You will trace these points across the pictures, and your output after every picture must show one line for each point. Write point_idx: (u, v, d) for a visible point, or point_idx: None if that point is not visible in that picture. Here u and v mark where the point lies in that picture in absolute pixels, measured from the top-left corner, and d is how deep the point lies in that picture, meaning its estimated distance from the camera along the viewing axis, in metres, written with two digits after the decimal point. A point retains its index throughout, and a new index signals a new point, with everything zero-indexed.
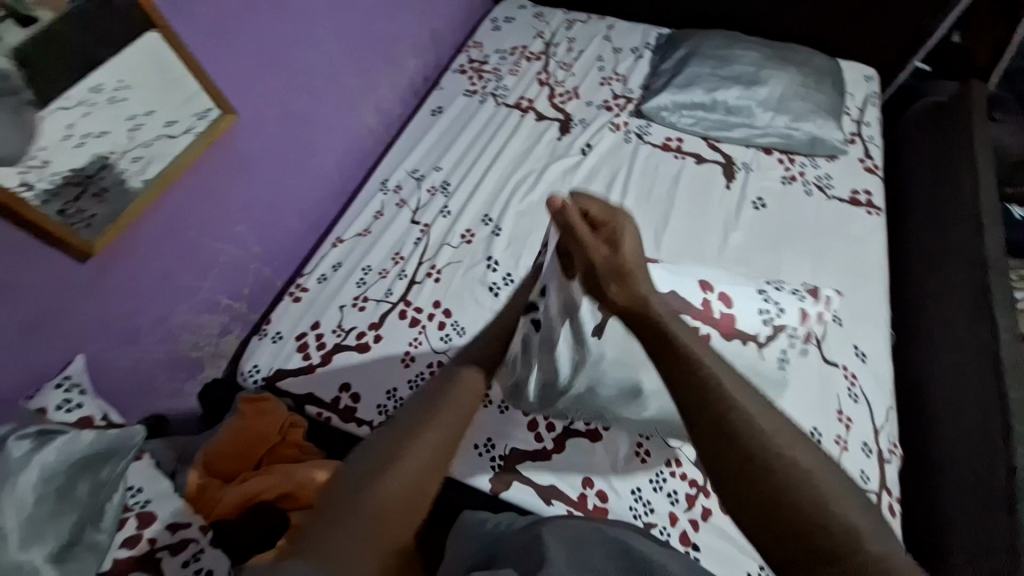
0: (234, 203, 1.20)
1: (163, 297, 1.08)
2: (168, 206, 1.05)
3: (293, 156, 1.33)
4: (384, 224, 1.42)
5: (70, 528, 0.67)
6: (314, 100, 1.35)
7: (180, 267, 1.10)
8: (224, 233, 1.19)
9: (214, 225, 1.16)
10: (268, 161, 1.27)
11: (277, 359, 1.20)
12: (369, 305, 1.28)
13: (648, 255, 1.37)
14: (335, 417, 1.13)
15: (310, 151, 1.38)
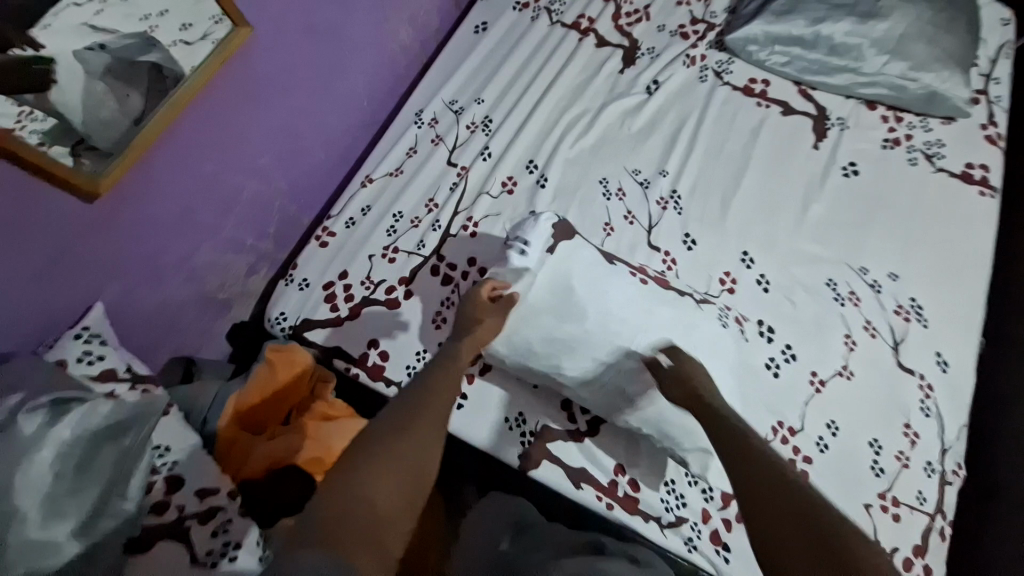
0: (256, 134, 1.08)
1: (184, 236, 1.01)
2: (183, 135, 0.94)
3: (318, 78, 1.17)
4: (418, 164, 1.28)
5: (94, 500, 0.64)
6: (341, 8, 1.16)
7: (200, 204, 1.01)
8: (247, 167, 1.09)
9: (235, 158, 1.05)
10: (291, 83, 1.11)
11: (305, 309, 1.14)
12: (399, 257, 1.18)
13: (712, 224, 1.21)
14: (363, 374, 1.09)
15: (337, 72, 1.22)
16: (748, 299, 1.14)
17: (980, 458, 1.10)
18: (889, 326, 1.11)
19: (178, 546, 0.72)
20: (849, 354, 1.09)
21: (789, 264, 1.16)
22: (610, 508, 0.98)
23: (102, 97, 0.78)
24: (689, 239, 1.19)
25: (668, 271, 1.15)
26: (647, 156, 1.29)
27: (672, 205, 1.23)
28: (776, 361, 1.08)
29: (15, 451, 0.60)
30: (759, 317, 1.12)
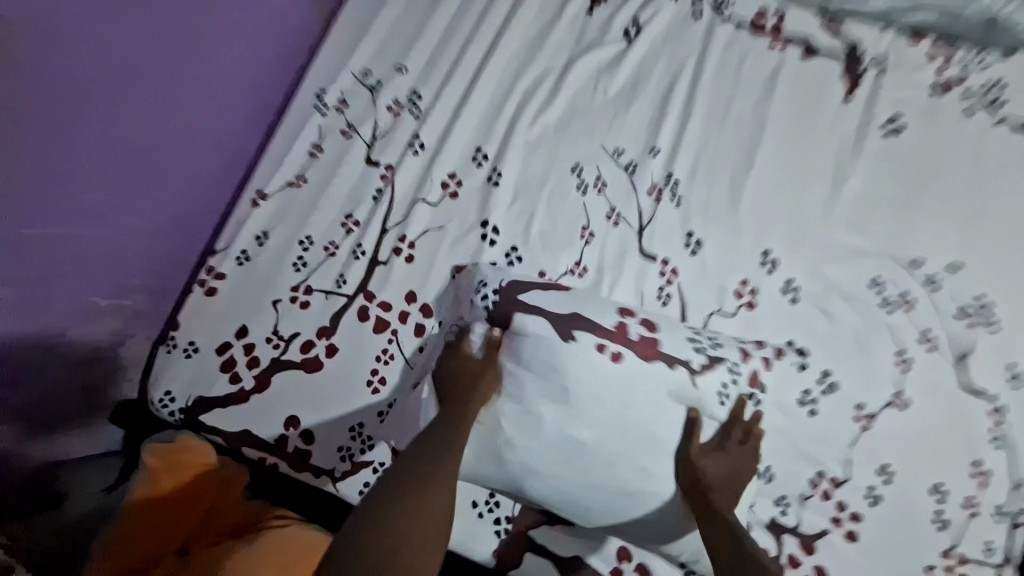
0: (86, 153, 0.74)
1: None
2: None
3: (174, 57, 0.82)
4: (327, 168, 0.96)
5: None
6: None
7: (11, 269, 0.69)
8: (79, 203, 0.75)
9: (54, 191, 0.71)
10: (131, 70, 0.76)
11: (195, 385, 0.87)
12: (315, 299, 0.90)
13: (722, 215, 0.92)
14: (284, 463, 0.85)
15: (201, 47, 0.86)
16: (772, 318, 0.88)
17: None
18: (950, 335, 0.88)
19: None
20: (902, 377, 0.86)
21: (823, 264, 0.90)
22: None
23: None
24: (692, 239, 0.91)
25: (667, 288, 0.88)
26: (632, 127, 0.97)
27: (666, 195, 0.93)
28: (811, 395, 0.84)
29: None
30: (786, 338, 0.87)
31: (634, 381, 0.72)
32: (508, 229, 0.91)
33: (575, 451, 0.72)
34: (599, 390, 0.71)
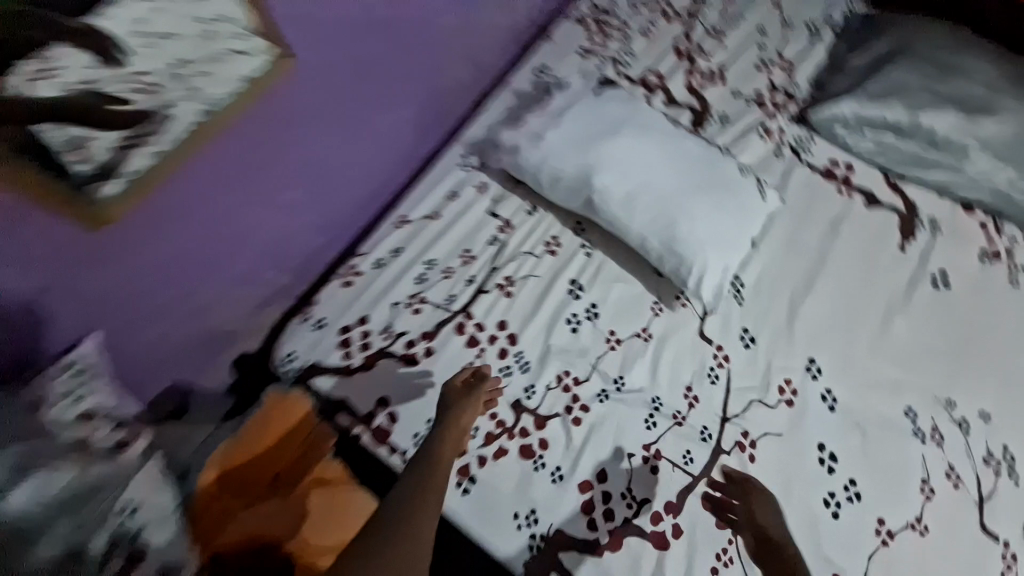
0: (286, 164, 0.98)
1: (175, 264, 0.87)
2: (195, 169, 0.83)
3: (379, 89, 1.10)
4: (459, 210, 1.20)
5: None
6: (406, 57, 1.13)
7: (202, 235, 0.89)
8: (258, 201, 0.96)
9: (246, 190, 0.93)
10: (359, 118, 1.09)
11: (314, 353, 1.05)
12: (425, 308, 1.09)
13: (777, 325, 1.07)
14: (367, 435, 0.97)
15: (405, 93, 1.17)
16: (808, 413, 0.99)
17: None
18: (975, 478, 0.97)
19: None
20: (925, 505, 0.94)
21: (868, 390, 1.01)
22: None
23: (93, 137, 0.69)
24: (747, 336, 1.07)
25: (719, 369, 1.04)
26: None
27: (733, 294, 1.09)
28: (836, 499, 0.93)
29: None
30: (819, 442, 0.97)
31: (669, 143, 1.15)
32: (588, 287, 1.11)
33: (629, 184, 1.10)
34: (646, 154, 1.13)
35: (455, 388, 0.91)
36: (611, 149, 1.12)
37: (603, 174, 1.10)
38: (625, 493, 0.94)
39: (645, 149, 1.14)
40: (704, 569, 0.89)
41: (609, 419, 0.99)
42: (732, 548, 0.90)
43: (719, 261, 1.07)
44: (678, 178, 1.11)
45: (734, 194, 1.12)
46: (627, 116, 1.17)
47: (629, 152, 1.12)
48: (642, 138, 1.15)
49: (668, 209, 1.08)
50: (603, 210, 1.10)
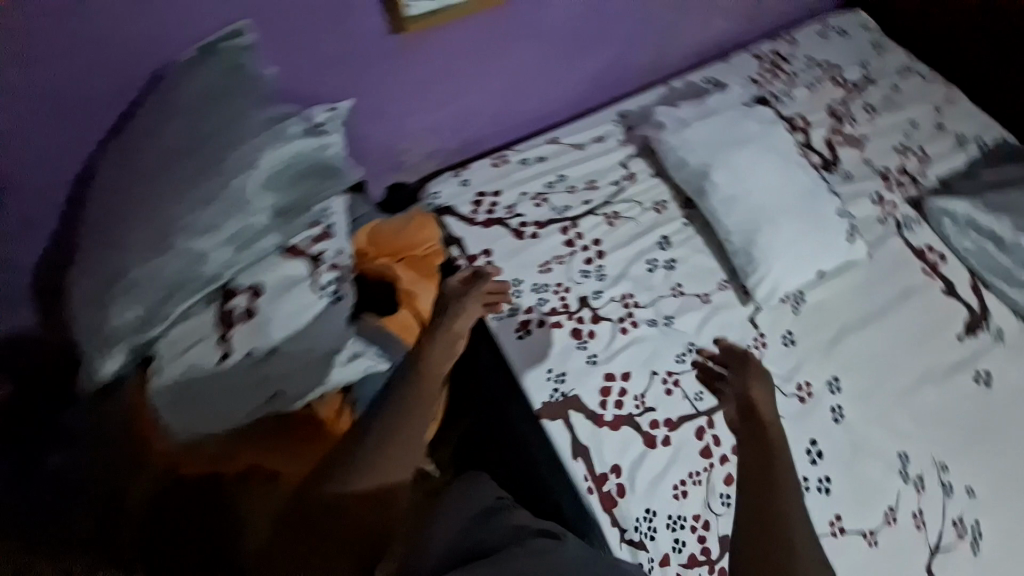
0: (504, 63, 1.30)
1: (410, 90, 1.20)
2: (455, 29, 1.18)
3: (588, 39, 1.40)
4: (600, 150, 1.43)
5: (295, 197, 0.86)
6: (615, 25, 1.42)
7: (435, 78, 1.22)
8: (474, 75, 1.28)
9: (471, 62, 1.25)
10: (565, 53, 1.38)
11: (453, 199, 1.34)
12: (544, 206, 1.34)
13: (818, 341, 1.22)
14: (467, 269, 1.25)
15: (604, 52, 1.44)
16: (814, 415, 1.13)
17: None
18: (939, 531, 1.09)
19: (244, 325, 0.83)
20: (884, 525, 1.07)
21: (875, 422, 1.15)
22: (589, 491, 1.04)
23: None
24: (789, 337, 1.22)
25: (754, 350, 1.20)
26: None
27: (791, 303, 1.25)
28: (807, 484, 1.06)
29: (273, 138, 0.83)
30: (811, 438, 1.11)
31: (796, 170, 1.29)
32: (675, 244, 1.30)
33: (744, 184, 1.25)
34: (771, 168, 1.27)
35: (453, 285, 1.05)
36: (744, 151, 1.28)
37: (726, 167, 1.27)
38: (638, 396, 1.13)
39: (773, 167, 1.27)
40: (676, 475, 1.08)
41: (650, 341, 1.18)
42: (704, 472, 1.08)
43: (784, 280, 1.22)
44: (788, 199, 1.25)
45: (826, 237, 1.25)
46: (775, 134, 1.32)
47: (759, 161, 1.27)
48: (775, 155, 1.29)
49: (762, 217, 1.23)
50: (709, 196, 1.26)
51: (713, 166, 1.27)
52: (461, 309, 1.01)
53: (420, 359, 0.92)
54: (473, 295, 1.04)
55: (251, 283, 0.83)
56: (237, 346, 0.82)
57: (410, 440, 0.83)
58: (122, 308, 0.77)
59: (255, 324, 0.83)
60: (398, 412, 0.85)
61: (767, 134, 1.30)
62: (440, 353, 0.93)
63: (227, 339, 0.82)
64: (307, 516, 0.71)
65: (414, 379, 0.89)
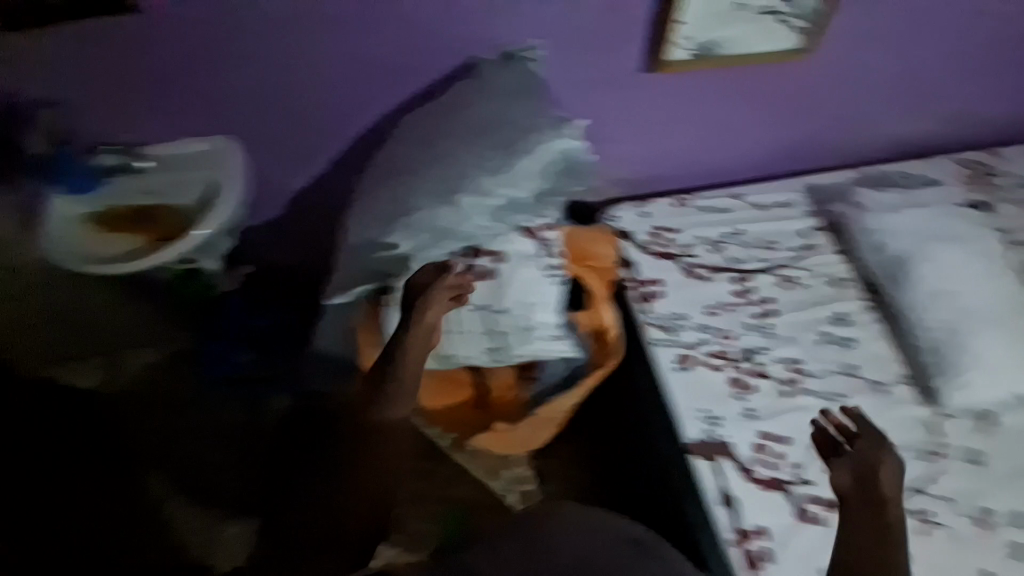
0: (724, 115, 1.35)
1: (639, 121, 1.28)
2: (694, 78, 1.25)
3: (804, 113, 1.42)
4: (784, 216, 1.43)
5: (549, 188, 0.93)
6: (835, 103, 1.41)
7: (658, 116, 1.29)
8: (691, 122, 1.34)
9: (693, 110, 1.31)
10: (777, 121, 1.42)
11: (627, 225, 1.37)
12: (719, 254, 1.34)
13: (999, 467, 1.12)
14: (633, 292, 1.27)
15: (812, 128, 1.46)
16: (986, 545, 1.04)
17: None
18: None
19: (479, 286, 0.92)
20: None
21: None
22: (732, 543, 1.01)
23: (711, 30, 1.14)
24: (969, 454, 1.13)
25: (931, 456, 1.12)
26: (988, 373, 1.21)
27: (973, 418, 1.16)
28: None
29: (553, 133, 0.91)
30: (981, 566, 1.03)
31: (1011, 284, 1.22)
32: (850, 324, 1.27)
33: (956, 286, 1.20)
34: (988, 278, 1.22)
35: (414, 285, 0.86)
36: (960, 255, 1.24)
37: (938, 265, 1.23)
38: (794, 464, 1.09)
39: (989, 277, 1.22)
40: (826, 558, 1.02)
41: (818, 414, 1.14)
42: None
43: (979, 393, 1.14)
44: (1002, 314, 1.18)
45: None
46: (990, 245, 1.26)
47: (970, 267, 1.22)
48: (991, 266, 1.23)
49: (965, 323, 1.17)
50: (908, 287, 1.23)
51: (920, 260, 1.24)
52: (427, 299, 0.85)
53: (400, 334, 0.86)
54: (436, 286, 0.85)
55: (498, 250, 0.92)
56: (471, 302, 0.92)
57: (398, 405, 0.87)
58: (397, 243, 0.91)
59: (490, 288, 0.92)
60: (385, 375, 0.87)
61: (973, 237, 1.26)
62: (417, 333, 0.85)
63: (464, 294, 0.92)
64: (348, 459, 0.88)
65: (395, 349, 0.86)
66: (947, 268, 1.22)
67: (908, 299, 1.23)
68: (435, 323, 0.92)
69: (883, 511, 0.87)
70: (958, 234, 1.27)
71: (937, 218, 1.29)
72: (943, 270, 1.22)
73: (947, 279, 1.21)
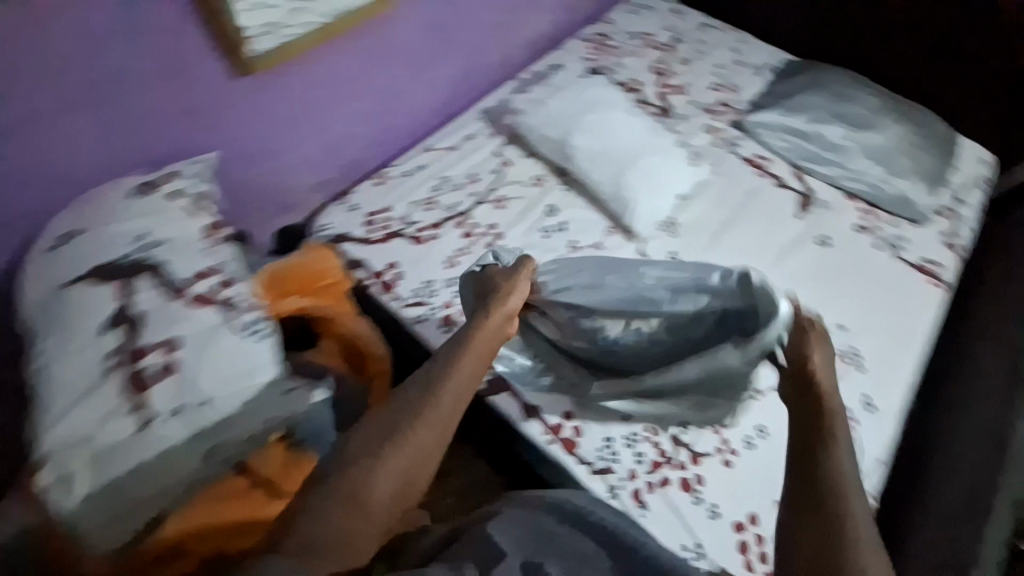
0: (360, 82, 1.34)
1: (284, 129, 1.25)
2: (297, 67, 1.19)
3: (440, 54, 1.48)
4: (472, 147, 1.54)
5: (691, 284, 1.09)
6: (452, 23, 1.45)
7: (296, 114, 1.26)
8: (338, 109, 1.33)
9: (331, 99, 1.30)
10: (415, 69, 1.44)
11: (344, 226, 1.37)
12: (434, 209, 1.41)
13: (699, 251, 1.40)
14: (376, 287, 1.29)
15: (456, 65, 1.54)
16: (767, 406, 1.19)
17: (891, 495, 1.23)
18: None
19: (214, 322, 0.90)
20: None
21: None
22: (551, 443, 1.10)
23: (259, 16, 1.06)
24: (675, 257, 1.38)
25: None
26: (683, 180, 1.44)
27: (669, 230, 1.42)
28: None
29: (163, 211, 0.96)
30: None
31: (638, 117, 1.49)
32: (562, 209, 1.43)
33: (599, 134, 1.43)
34: (627, 114, 1.48)
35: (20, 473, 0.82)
36: (598, 116, 1.46)
37: (586, 129, 1.44)
38: None
39: (617, 118, 1.47)
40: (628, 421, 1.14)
41: None
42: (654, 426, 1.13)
43: (655, 208, 1.39)
44: (641, 146, 1.44)
45: (683, 166, 1.45)
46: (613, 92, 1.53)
47: (610, 124, 1.45)
48: (630, 115, 1.49)
49: (624, 164, 1.41)
50: (573, 161, 1.43)
51: (569, 134, 1.44)
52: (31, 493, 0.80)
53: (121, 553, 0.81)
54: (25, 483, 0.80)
55: (164, 338, 0.84)
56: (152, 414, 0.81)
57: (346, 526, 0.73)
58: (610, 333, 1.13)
59: (173, 385, 0.84)
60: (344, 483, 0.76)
61: (598, 92, 1.51)
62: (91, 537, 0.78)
63: (141, 409, 0.81)
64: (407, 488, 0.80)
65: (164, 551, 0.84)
66: (590, 123, 1.45)
67: (581, 164, 1.43)
68: (114, 462, 0.79)
69: (840, 501, 0.77)
70: (592, 104, 1.48)
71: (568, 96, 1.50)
72: (588, 134, 1.43)
73: (602, 136, 1.43)
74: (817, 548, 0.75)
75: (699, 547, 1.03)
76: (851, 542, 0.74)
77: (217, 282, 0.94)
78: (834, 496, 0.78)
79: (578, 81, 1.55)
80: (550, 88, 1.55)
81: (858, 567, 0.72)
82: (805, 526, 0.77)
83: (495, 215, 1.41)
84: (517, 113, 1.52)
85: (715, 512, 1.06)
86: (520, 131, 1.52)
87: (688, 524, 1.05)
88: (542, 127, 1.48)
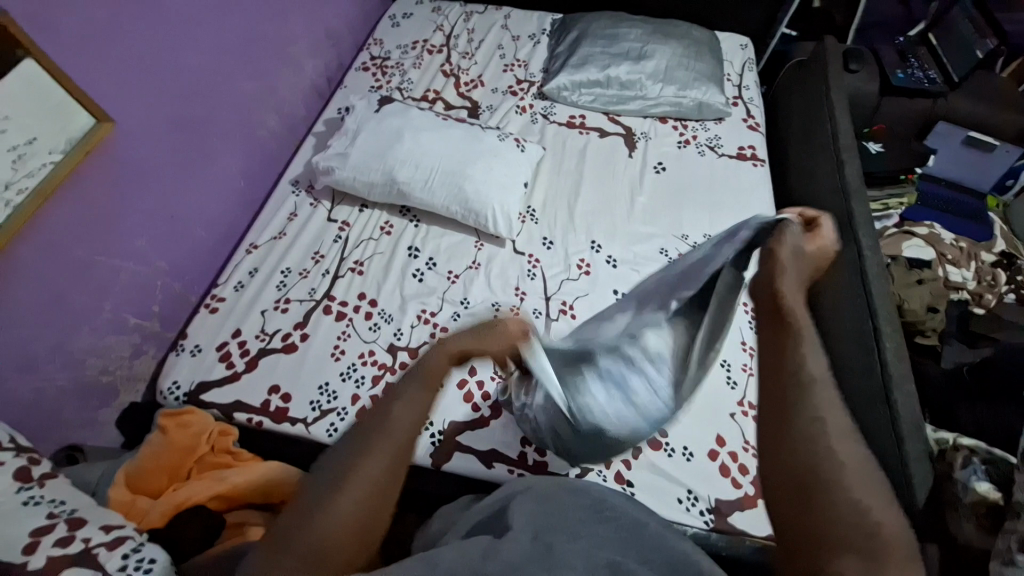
0: (122, 220, 1.11)
1: (58, 311, 1.01)
2: (34, 236, 0.95)
3: (207, 145, 1.29)
4: (300, 225, 1.39)
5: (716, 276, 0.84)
6: (206, 108, 1.27)
7: (65, 287, 1.01)
8: (116, 255, 1.11)
9: (100, 249, 1.07)
10: (186, 171, 1.25)
11: (198, 374, 1.16)
12: (291, 307, 1.25)
13: (564, 225, 1.42)
14: (267, 421, 1.11)
15: (232, 148, 1.37)
16: None
17: None
18: None
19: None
20: None
21: (629, 244, 1.39)
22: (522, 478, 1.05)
23: None
24: (547, 241, 1.38)
25: (534, 269, 1.33)
26: (520, 167, 1.44)
27: (530, 219, 1.43)
28: None
29: None
30: (614, 290, 1.31)
31: (451, 126, 1.46)
32: (423, 245, 1.36)
33: (423, 158, 1.38)
34: (439, 128, 1.44)
35: None
36: (413, 140, 1.40)
37: (406, 158, 1.37)
38: (493, 376, 1.16)
39: (431, 135, 1.42)
40: None
41: (465, 329, 1.23)
42: None
43: (509, 203, 1.36)
44: (467, 152, 1.41)
45: (514, 154, 1.45)
46: (416, 112, 1.48)
47: (428, 144, 1.40)
48: (443, 127, 1.45)
49: (460, 176, 1.36)
50: (410, 195, 1.36)
51: (393, 170, 1.36)
52: None
53: None
54: None
55: None
56: None
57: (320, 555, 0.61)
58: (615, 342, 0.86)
59: None
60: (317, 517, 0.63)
61: (400, 119, 1.45)
62: None
63: None
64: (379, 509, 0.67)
65: None
66: (408, 151, 1.38)
67: (419, 195, 1.36)
68: None
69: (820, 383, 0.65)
70: (399, 131, 1.42)
71: (374, 133, 1.41)
72: (412, 163, 1.37)
73: (425, 159, 1.38)
74: (786, 446, 0.63)
75: (692, 493, 1.05)
76: (807, 406, 0.64)
77: (62, 528, 0.75)
78: (798, 387, 0.65)
79: (377, 114, 1.47)
80: (351, 133, 1.45)
81: (821, 442, 0.62)
82: (777, 423, 0.65)
83: (360, 282, 1.29)
84: (330, 171, 1.40)
85: (690, 454, 1.09)
86: (343, 186, 1.40)
87: (672, 477, 1.06)
88: (362, 174, 1.38)
